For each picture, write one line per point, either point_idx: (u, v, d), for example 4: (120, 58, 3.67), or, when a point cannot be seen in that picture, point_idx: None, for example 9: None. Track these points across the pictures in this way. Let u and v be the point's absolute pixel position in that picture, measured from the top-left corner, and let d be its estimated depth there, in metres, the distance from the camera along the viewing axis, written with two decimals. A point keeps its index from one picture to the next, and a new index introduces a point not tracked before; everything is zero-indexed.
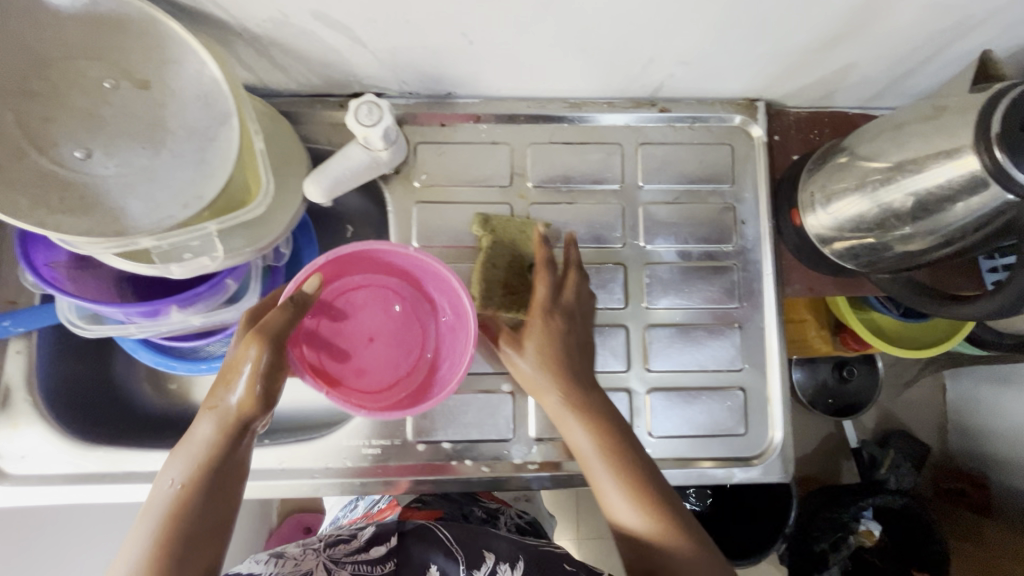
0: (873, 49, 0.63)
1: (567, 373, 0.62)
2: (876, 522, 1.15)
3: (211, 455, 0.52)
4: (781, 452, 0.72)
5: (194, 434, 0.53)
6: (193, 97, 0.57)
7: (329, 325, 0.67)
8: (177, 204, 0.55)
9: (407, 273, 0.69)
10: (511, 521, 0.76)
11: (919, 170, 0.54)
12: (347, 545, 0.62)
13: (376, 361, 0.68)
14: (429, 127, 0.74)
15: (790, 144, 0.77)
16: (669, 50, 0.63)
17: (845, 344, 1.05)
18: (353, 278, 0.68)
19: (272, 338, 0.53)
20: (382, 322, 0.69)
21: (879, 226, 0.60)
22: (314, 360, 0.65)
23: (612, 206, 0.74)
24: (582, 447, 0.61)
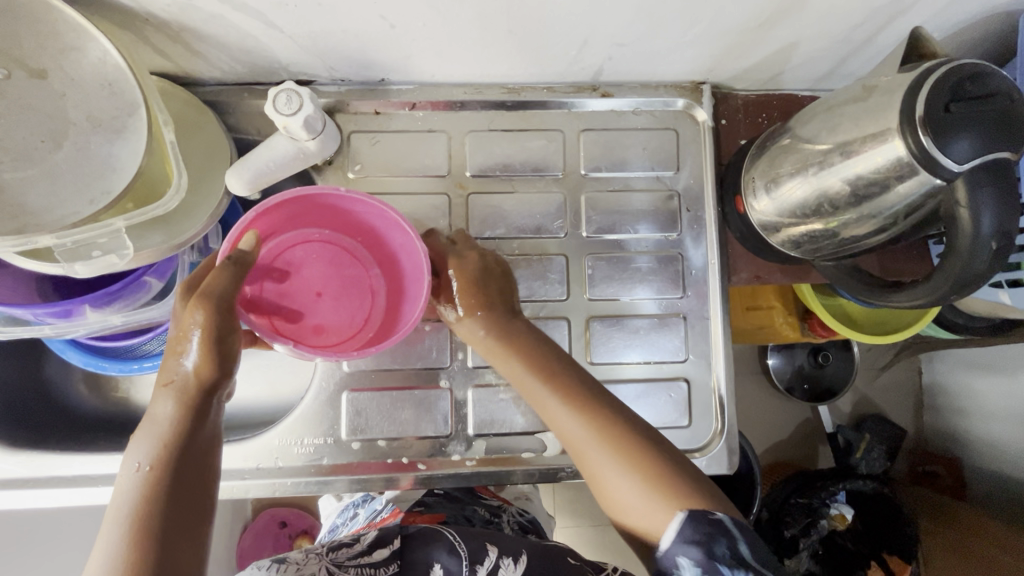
0: (812, 28, 0.60)
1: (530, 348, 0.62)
2: (848, 506, 1.14)
3: (176, 431, 0.48)
4: (725, 443, 0.71)
5: (154, 416, 0.49)
6: (95, 88, 0.54)
7: (271, 288, 0.63)
8: (84, 199, 0.54)
9: (338, 217, 0.65)
10: (513, 519, 0.79)
11: (853, 155, 0.52)
12: (349, 549, 0.61)
13: (331, 314, 0.66)
14: (362, 115, 0.71)
15: (737, 129, 0.75)
16: (603, 32, 0.61)
17: (813, 330, 1.03)
18: (285, 235, 0.64)
19: (218, 296, 0.50)
20: (328, 275, 0.66)
21: (818, 212, 0.58)
22: (267, 326, 0.62)
23: (554, 195, 0.72)
24: (573, 433, 0.57)
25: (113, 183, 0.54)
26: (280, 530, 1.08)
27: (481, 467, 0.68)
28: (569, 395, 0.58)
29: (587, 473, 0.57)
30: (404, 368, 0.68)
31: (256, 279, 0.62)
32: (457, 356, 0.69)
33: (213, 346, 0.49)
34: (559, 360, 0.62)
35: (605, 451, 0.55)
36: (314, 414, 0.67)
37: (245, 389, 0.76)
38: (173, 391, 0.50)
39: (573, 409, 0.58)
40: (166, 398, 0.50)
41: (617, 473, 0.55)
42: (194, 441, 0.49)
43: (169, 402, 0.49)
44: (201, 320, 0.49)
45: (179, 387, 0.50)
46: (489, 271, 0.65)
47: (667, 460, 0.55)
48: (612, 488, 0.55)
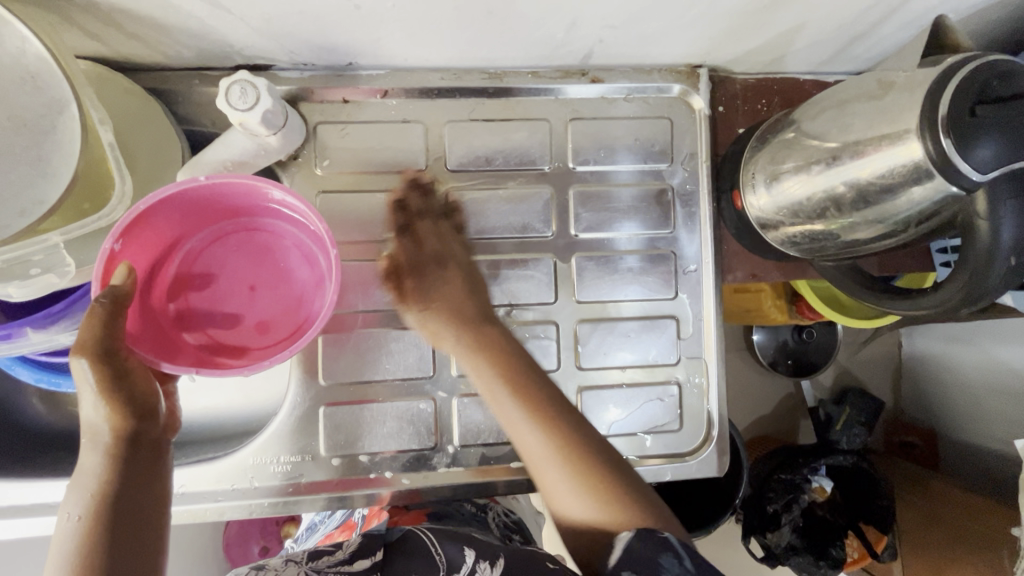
0: (820, 11, 0.55)
1: (471, 318, 0.59)
2: (828, 479, 1.13)
3: (104, 480, 0.46)
4: (718, 446, 0.69)
5: (80, 470, 0.47)
6: (17, 83, 0.47)
7: (197, 297, 0.61)
8: (14, 212, 0.47)
9: (233, 210, 0.60)
10: (500, 517, 0.73)
11: (862, 155, 0.49)
12: (330, 557, 0.56)
13: (266, 306, 0.62)
14: (328, 104, 0.65)
15: (736, 116, 0.70)
16: (593, 13, 0.55)
17: (801, 313, 1.01)
18: (194, 242, 0.61)
19: (97, 341, 0.47)
20: (254, 268, 0.63)
21: (820, 214, 0.55)
22: (204, 339, 0.60)
23: (541, 191, 0.68)
24: (523, 432, 0.55)
25: (46, 192, 0.48)
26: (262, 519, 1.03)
27: (467, 479, 0.65)
28: (542, 410, 0.55)
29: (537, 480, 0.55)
30: (385, 380, 0.64)
31: (178, 292, 0.60)
32: (440, 365, 0.65)
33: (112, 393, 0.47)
34: (534, 371, 0.57)
35: (556, 461, 0.53)
36: (290, 431, 0.63)
37: (218, 397, 0.72)
38: (92, 442, 0.47)
39: (530, 425, 0.54)
40: (87, 449, 0.47)
41: (563, 481, 0.53)
42: (130, 488, 0.47)
43: (93, 454, 0.47)
44: (87, 372, 0.46)
45: (92, 438, 0.47)
46: (467, 283, 0.62)
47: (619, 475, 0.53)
48: (556, 490, 0.54)
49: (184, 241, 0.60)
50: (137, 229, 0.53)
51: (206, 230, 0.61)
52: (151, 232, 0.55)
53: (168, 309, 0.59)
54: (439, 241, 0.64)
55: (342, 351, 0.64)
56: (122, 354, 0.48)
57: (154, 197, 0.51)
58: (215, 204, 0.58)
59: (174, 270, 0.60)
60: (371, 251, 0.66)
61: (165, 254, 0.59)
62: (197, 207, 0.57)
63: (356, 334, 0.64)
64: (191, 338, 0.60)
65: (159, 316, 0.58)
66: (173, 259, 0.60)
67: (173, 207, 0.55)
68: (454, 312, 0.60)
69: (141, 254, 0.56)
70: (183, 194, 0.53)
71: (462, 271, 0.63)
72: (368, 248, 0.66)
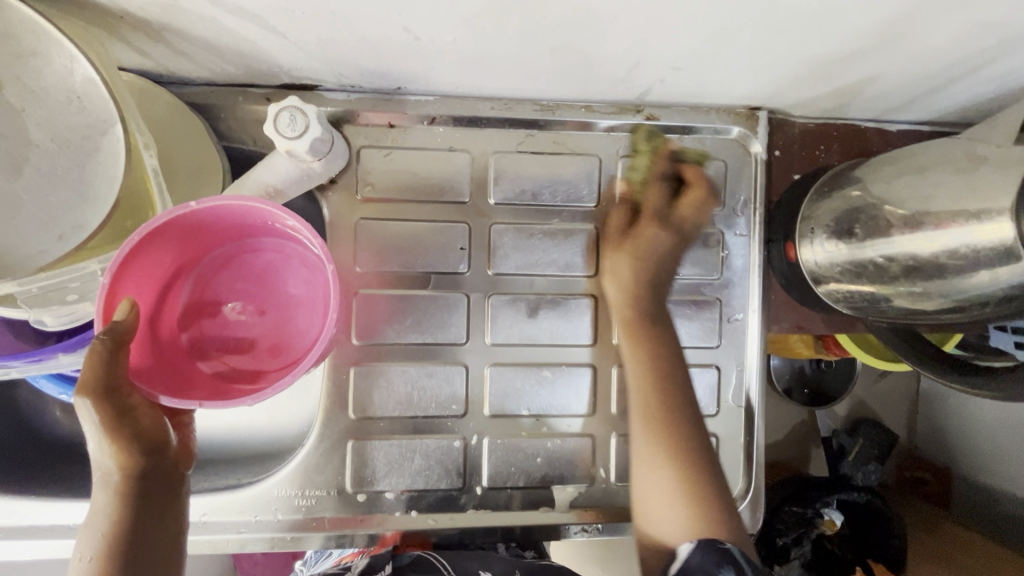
0: (897, 63, 0.53)
1: (643, 279, 0.59)
2: (839, 511, 1.03)
3: (114, 521, 0.46)
4: (753, 503, 0.67)
5: (93, 507, 0.46)
6: (62, 101, 0.45)
7: (210, 324, 0.57)
8: (52, 235, 0.46)
9: (242, 230, 0.55)
10: None
11: (932, 228, 0.48)
12: None
13: (283, 327, 0.59)
14: (373, 128, 0.63)
15: (792, 161, 0.67)
16: (660, 54, 0.53)
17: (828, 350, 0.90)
18: (206, 265, 0.57)
19: (98, 379, 0.44)
20: (264, 290, 0.59)
21: (882, 279, 0.53)
22: (221, 366, 0.56)
23: (586, 229, 0.65)
24: (631, 428, 0.56)
25: (85, 216, 0.46)
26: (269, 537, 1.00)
27: (494, 522, 0.63)
28: (649, 411, 0.55)
29: (636, 490, 0.55)
30: (417, 416, 0.62)
31: (189, 319, 0.56)
32: (472, 403, 0.63)
33: (116, 434, 0.45)
34: (682, 364, 0.58)
35: (665, 466, 0.53)
36: (317, 463, 0.61)
37: (242, 415, 0.68)
38: (102, 478, 0.46)
39: (648, 420, 0.55)
40: (98, 484, 0.46)
41: (675, 487, 0.53)
42: (144, 526, 0.46)
43: (103, 492, 0.46)
44: (88, 410, 0.44)
45: (103, 476, 0.46)
46: (656, 241, 0.60)
47: (715, 482, 0.54)
48: (660, 500, 0.53)
49: (191, 265, 0.55)
50: (138, 256, 0.48)
51: (217, 252, 0.57)
52: (159, 261, 0.51)
53: (180, 339, 0.55)
54: (700, 214, 0.61)
55: (374, 384, 0.62)
56: (124, 389, 0.45)
57: (147, 224, 0.46)
58: (221, 225, 0.53)
59: (184, 296, 0.56)
60: (407, 283, 0.63)
61: (173, 281, 0.55)
62: (203, 230, 0.53)
63: (389, 369, 0.63)
64: (205, 366, 0.55)
65: (172, 348, 0.54)
66: (181, 284, 0.55)
67: (179, 232, 0.50)
68: (633, 286, 0.59)
69: (147, 283, 0.51)
70: (188, 219, 0.50)
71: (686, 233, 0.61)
72: (403, 280, 0.64)
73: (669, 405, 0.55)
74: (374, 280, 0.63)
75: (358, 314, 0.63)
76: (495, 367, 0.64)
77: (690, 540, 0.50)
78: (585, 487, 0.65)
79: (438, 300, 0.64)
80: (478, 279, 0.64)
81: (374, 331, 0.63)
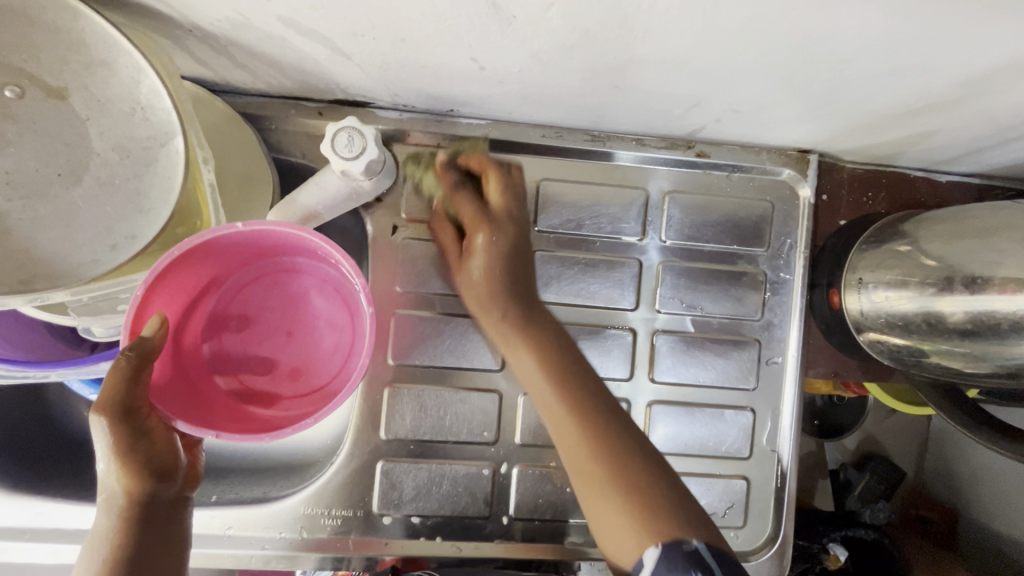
0: (960, 119, 0.52)
1: (503, 280, 0.58)
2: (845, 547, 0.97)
3: (115, 541, 0.46)
4: (781, 550, 0.65)
5: (95, 525, 0.47)
6: (126, 112, 0.45)
7: (232, 339, 0.56)
8: (105, 245, 0.45)
9: (278, 251, 0.55)
10: None
11: (988, 292, 0.48)
12: None
13: (306, 352, 0.57)
14: (423, 148, 0.62)
15: (839, 206, 0.67)
16: (722, 95, 0.52)
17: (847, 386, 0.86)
18: (236, 280, 0.56)
19: (118, 401, 0.44)
20: (293, 313, 0.58)
21: (932, 335, 0.53)
22: (235, 384, 0.55)
23: (628, 261, 0.65)
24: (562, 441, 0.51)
25: (141, 228, 0.46)
26: None
27: (518, 554, 0.62)
28: (567, 423, 0.51)
29: (586, 509, 0.50)
30: (449, 441, 0.62)
31: (212, 332, 0.55)
32: (504, 431, 0.63)
33: (128, 458, 0.45)
34: (576, 366, 0.54)
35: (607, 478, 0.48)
36: (345, 483, 0.61)
37: None
38: (107, 496, 0.46)
39: (566, 432, 0.51)
40: (102, 504, 0.47)
41: (616, 488, 0.48)
42: (143, 547, 0.47)
43: (106, 511, 0.46)
44: (101, 431, 0.44)
45: (109, 497, 0.46)
46: (506, 235, 0.59)
47: (656, 473, 0.49)
48: (608, 516, 0.48)
49: (222, 279, 0.55)
50: (173, 269, 0.48)
51: (250, 269, 0.56)
52: (194, 272, 0.51)
53: (200, 351, 0.54)
54: (508, 197, 0.59)
55: (409, 407, 0.62)
56: (142, 411, 0.46)
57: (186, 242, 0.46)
58: (261, 244, 0.53)
59: (211, 309, 0.55)
60: (446, 305, 0.63)
61: (203, 293, 0.54)
62: (241, 247, 0.52)
63: (427, 391, 0.62)
64: (220, 381, 0.54)
65: (189, 360, 0.53)
66: (209, 297, 0.55)
67: (214, 247, 0.50)
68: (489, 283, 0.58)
69: (177, 295, 0.51)
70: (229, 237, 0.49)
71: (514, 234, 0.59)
72: (443, 302, 0.63)
73: (580, 406, 0.52)
74: (414, 300, 0.63)
75: (396, 334, 0.62)
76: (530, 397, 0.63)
77: (655, 545, 0.45)
78: None
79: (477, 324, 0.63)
80: None
81: (413, 352, 0.62)
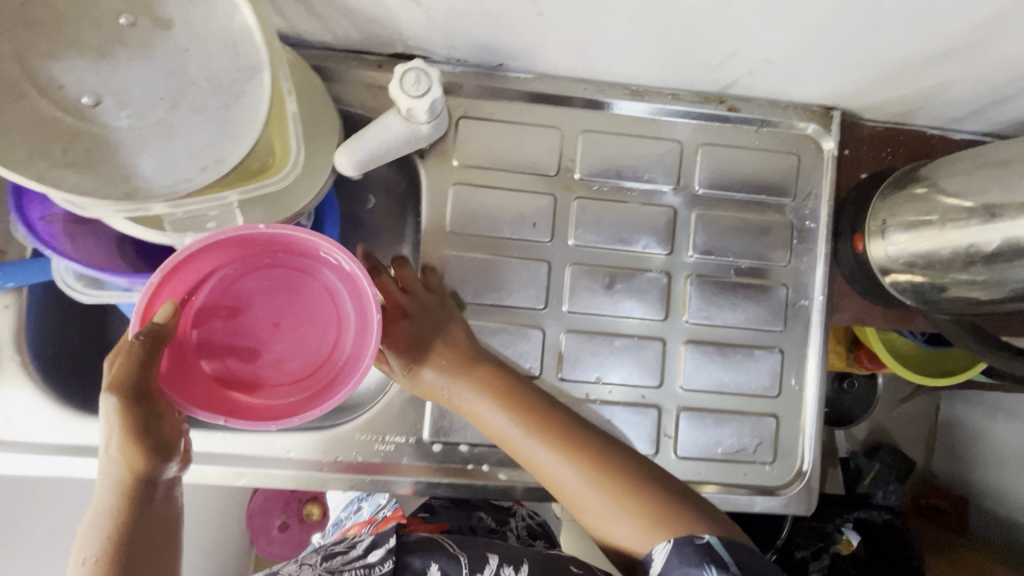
0: (975, 68, 0.56)
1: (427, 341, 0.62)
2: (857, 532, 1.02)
3: (118, 523, 0.48)
4: (808, 485, 0.68)
5: (97, 508, 0.48)
6: (220, 45, 0.49)
7: (222, 326, 0.57)
8: (194, 166, 0.48)
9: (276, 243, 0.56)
10: (523, 523, 0.85)
11: (1006, 219, 0.51)
12: (345, 557, 0.63)
13: (291, 347, 0.58)
14: (474, 100, 0.67)
15: (860, 161, 0.71)
16: (755, 45, 0.57)
17: (859, 364, 0.90)
18: (228, 268, 0.57)
19: (130, 384, 0.47)
20: (283, 304, 0.58)
21: (950, 267, 0.57)
22: (221, 368, 0.56)
23: (663, 210, 0.68)
24: (556, 473, 0.56)
25: (228, 152, 0.49)
26: (289, 500, 1.09)
27: None
28: (549, 451, 0.56)
29: (591, 528, 0.54)
30: None
31: (202, 317, 0.56)
32: (547, 367, 0.66)
33: (139, 441, 0.47)
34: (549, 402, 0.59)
35: (598, 489, 0.53)
36: (398, 411, 0.64)
37: None
38: (108, 482, 0.48)
39: (560, 463, 0.55)
40: (105, 488, 0.48)
41: (620, 514, 0.52)
42: (140, 536, 0.49)
43: (107, 495, 0.48)
44: (112, 410, 0.47)
45: (111, 480, 0.48)
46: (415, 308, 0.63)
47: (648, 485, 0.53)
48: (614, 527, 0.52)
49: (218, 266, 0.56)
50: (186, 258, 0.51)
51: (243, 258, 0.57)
52: (199, 258, 0.53)
53: (189, 336, 0.56)
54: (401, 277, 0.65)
55: None
56: (151, 395, 0.49)
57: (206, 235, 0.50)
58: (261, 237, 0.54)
59: (202, 295, 0.56)
60: (494, 246, 0.67)
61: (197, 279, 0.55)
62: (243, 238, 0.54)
63: (477, 326, 0.66)
64: (206, 366, 0.56)
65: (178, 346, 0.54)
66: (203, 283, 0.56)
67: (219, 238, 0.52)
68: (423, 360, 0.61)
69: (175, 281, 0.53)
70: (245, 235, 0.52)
71: (426, 298, 0.64)
72: (491, 242, 0.67)
73: (565, 436, 0.56)
74: (464, 242, 0.67)
75: (447, 274, 0.67)
76: (571, 334, 0.67)
77: (667, 541, 0.49)
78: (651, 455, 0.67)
79: (524, 265, 0.67)
80: (560, 249, 0.67)
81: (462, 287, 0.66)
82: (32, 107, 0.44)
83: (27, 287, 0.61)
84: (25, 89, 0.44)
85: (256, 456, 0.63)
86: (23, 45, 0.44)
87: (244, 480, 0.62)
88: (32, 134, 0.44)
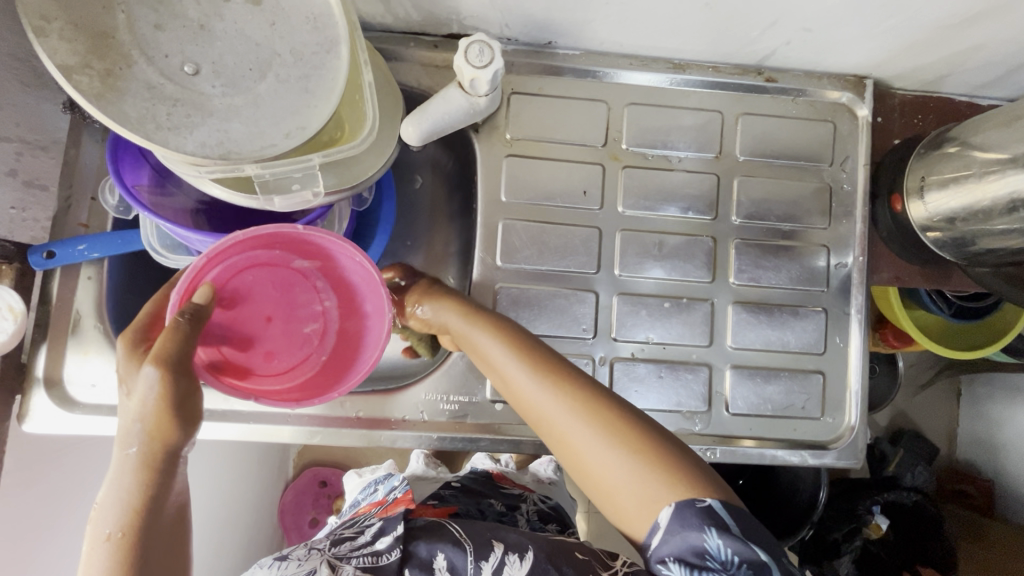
0: (1009, 31, 0.59)
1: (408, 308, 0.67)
2: (885, 517, 1.04)
3: (139, 499, 0.44)
4: (857, 438, 0.71)
5: (114, 486, 0.44)
6: (303, 19, 0.52)
7: (218, 312, 0.56)
8: (281, 132, 0.51)
9: (293, 242, 0.59)
10: (534, 507, 0.80)
11: None
12: (352, 542, 0.61)
13: (283, 340, 0.59)
14: (524, 77, 0.70)
15: (892, 127, 0.75)
16: (796, 15, 0.59)
17: (885, 341, 0.91)
18: (235, 257, 0.56)
19: (175, 350, 0.47)
20: (276, 298, 0.59)
21: (981, 217, 0.59)
22: (214, 355, 0.56)
23: (706, 177, 0.72)
24: (556, 422, 0.50)
25: (310, 118, 0.51)
26: (321, 489, 1.11)
27: None
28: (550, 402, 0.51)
29: (591, 480, 0.49)
30: (553, 335, 0.69)
31: None
32: (601, 328, 0.69)
33: (175, 407, 0.46)
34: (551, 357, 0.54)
35: (610, 443, 0.48)
36: (460, 373, 0.69)
37: None
38: (130, 457, 0.45)
39: (567, 410, 0.50)
40: (125, 464, 0.45)
41: (603, 446, 0.48)
42: (163, 512, 0.45)
43: (129, 470, 0.45)
44: (153, 385, 0.45)
45: (139, 453, 0.45)
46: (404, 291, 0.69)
47: (643, 424, 0.49)
48: (628, 480, 0.47)
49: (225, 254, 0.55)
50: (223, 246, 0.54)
51: (246, 251, 0.57)
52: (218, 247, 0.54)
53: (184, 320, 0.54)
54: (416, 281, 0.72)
55: (519, 303, 0.69)
56: (191, 364, 0.48)
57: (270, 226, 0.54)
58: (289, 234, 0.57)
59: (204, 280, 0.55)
60: (547, 214, 0.70)
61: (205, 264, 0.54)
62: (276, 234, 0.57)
63: (534, 290, 0.69)
64: (200, 353, 0.55)
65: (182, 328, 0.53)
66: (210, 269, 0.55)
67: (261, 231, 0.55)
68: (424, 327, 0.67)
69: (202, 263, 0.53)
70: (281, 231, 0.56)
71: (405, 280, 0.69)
72: (544, 210, 0.70)
73: (565, 382, 0.52)
74: (518, 210, 0.70)
75: (503, 240, 0.70)
76: (622, 296, 0.70)
77: (668, 504, 0.45)
78: (701, 411, 0.69)
79: (576, 231, 0.70)
80: (609, 216, 0.71)
81: (516, 254, 0.70)
82: (140, 74, 0.47)
83: (108, 259, 0.65)
84: (134, 57, 0.47)
85: (329, 418, 0.67)
86: (131, 16, 0.48)
87: (317, 439, 0.67)
88: (142, 100, 0.47)
